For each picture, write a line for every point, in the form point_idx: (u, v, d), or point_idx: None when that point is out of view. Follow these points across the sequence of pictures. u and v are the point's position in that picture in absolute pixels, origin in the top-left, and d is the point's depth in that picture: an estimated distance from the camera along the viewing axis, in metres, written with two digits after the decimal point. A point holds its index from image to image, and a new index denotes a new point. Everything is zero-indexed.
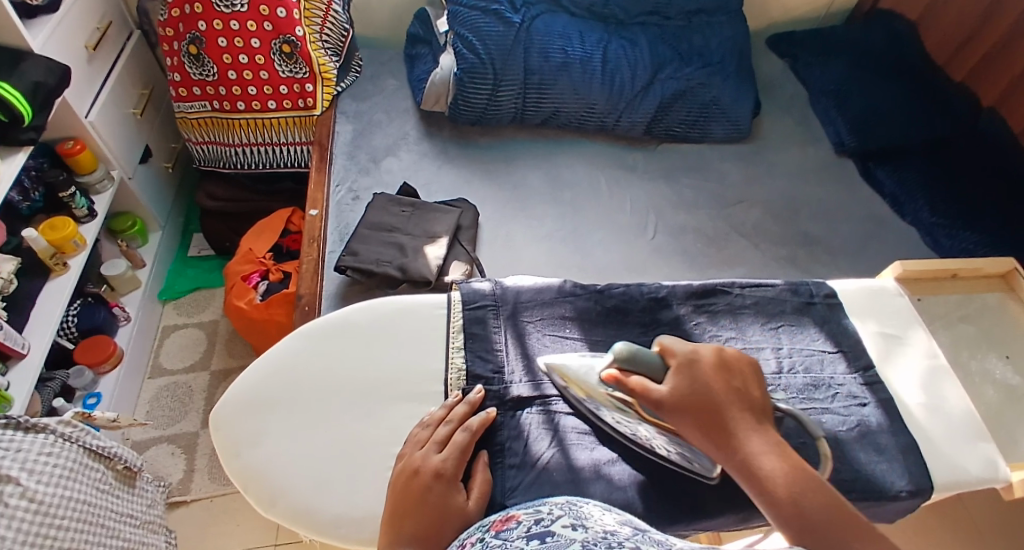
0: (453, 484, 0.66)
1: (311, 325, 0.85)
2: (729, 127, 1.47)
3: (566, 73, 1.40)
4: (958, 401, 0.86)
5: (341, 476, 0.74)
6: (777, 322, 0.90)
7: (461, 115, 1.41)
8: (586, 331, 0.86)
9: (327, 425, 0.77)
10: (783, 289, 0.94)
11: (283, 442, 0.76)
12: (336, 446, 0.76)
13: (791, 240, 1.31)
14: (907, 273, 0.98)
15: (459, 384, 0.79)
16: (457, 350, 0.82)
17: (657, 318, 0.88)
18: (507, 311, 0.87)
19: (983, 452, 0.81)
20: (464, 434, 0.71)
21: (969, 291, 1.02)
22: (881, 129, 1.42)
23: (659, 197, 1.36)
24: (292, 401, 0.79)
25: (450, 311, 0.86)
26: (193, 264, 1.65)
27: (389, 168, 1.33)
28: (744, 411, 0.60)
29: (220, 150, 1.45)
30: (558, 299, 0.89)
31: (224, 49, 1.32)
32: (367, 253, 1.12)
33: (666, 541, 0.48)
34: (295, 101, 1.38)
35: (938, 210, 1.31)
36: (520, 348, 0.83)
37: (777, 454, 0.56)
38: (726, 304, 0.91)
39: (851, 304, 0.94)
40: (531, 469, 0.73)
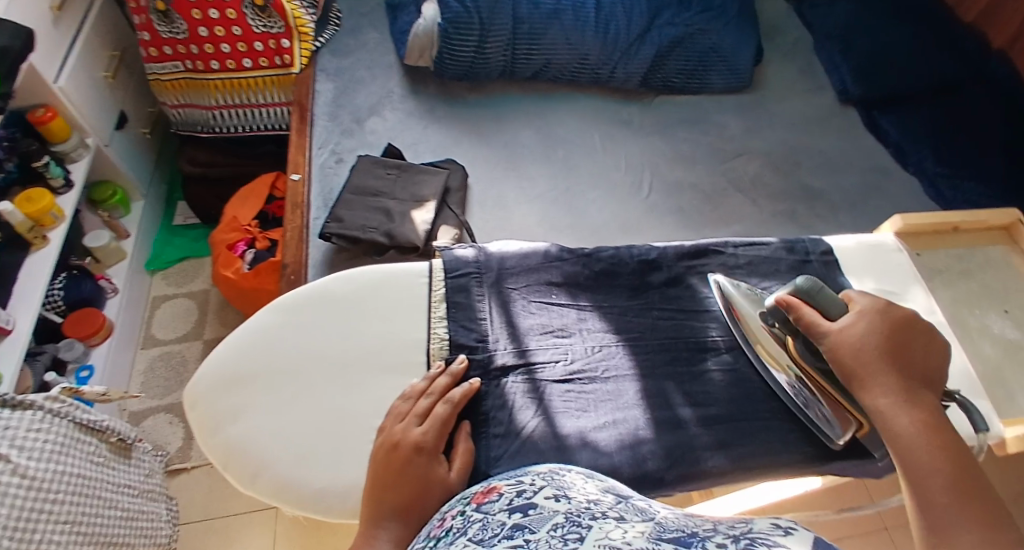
0: (434, 456, 0.65)
1: (286, 299, 0.82)
2: (728, 76, 1.41)
3: (557, 21, 1.33)
4: (959, 360, 0.83)
5: (320, 451, 0.73)
6: (772, 282, 0.87)
7: (448, 69, 1.35)
8: (573, 296, 0.83)
9: (306, 401, 0.75)
10: (779, 246, 0.90)
11: (261, 418, 0.75)
12: (315, 420, 0.74)
13: (787, 193, 1.27)
14: (908, 227, 0.95)
15: (442, 354, 0.77)
16: (440, 320, 0.79)
17: (647, 281, 0.85)
18: (490, 278, 0.83)
19: (979, 410, 0.79)
20: (445, 407, 0.69)
21: (970, 247, 0.98)
22: (886, 74, 1.36)
23: (655, 153, 1.32)
24: (271, 377, 0.77)
25: (432, 279, 0.82)
26: (180, 233, 1.62)
27: (373, 129, 1.28)
28: (898, 367, 0.64)
29: (198, 113, 1.40)
30: (544, 264, 0.85)
31: (193, 4, 1.25)
32: (352, 219, 1.08)
33: (648, 511, 0.47)
34: (271, 58, 1.32)
35: (941, 158, 1.26)
36: (505, 316, 0.80)
37: (915, 411, 0.60)
38: (719, 264, 0.88)
39: (848, 262, 0.90)
40: (516, 439, 0.72)
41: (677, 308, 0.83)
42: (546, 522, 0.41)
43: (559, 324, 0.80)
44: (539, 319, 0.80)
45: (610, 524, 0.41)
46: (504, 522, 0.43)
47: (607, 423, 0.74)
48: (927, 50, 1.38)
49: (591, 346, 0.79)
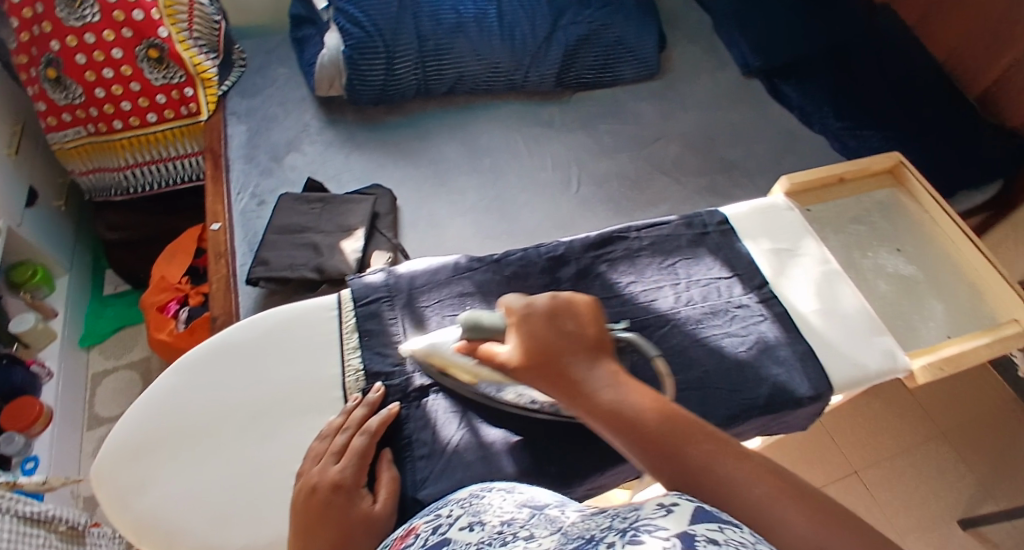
0: (355, 491, 0.62)
1: (188, 357, 0.77)
2: (638, 66, 1.42)
3: (461, 34, 1.32)
4: (853, 300, 0.79)
5: (242, 507, 0.68)
6: (673, 258, 0.83)
7: (361, 96, 1.30)
8: (488, 302, 0.79)
9: (220, 457, 0.71)
10: (677, 224, 0.86)
11: (175, 484, 0.70)
12: (231, 475, 0.70)
13: (711, 168, 1.29)
14: (793, 186, 0.92)
15: (359, 386, 0.73)
16: (353, 350, 0.76)
17: (558, 278, 0.81)
18: (401, 299, 0.79)
19: (881, 347, 0.76)
20: (363, 439, 0.66)
21: (858, 193, 0.95)
22: (785, 42, 1.40)
23: (579, 148, 1.32)
24: (182, 439, 0.72)
25: (341, 310, 0.79)
26: (111, 303, 1.55)
27: (292, 165, 1.24)
28: (579, 351, 0.58)
29: (109, 176, 1.34)
30: (454, 278, 0.81)
31: (85, 66, 1.21)
32: (279, 260, 1.05)
33: (560, 518, 0.46)
34: (176, 109, 1.28)
35: (843, 115, 1.30)
36: (418, 335, 0.76)
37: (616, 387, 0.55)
38: (625, 249, 0.83)
39: (744, 227, 0.87)
40: (441, 456, 0.69)
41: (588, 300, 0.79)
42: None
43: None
44: None
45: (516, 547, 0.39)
46: None
47: (531, 423, 0.71)
48: (822, 13, 1.42)
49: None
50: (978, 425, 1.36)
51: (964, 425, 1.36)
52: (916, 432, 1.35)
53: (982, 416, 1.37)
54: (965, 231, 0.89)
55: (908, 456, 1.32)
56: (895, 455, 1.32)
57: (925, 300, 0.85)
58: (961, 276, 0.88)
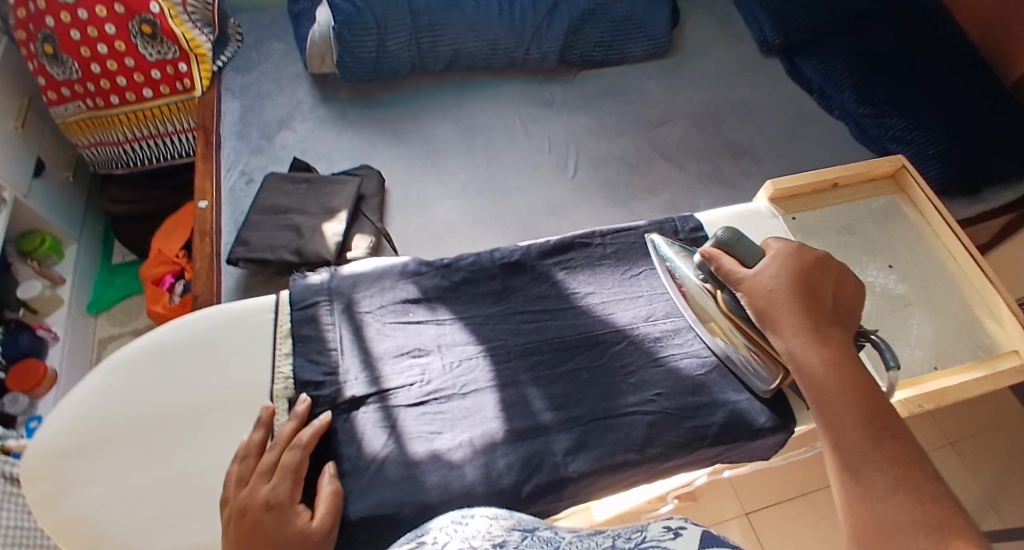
0: (290, 509, 0.59)
1: (119, 355, 0.74)
2: (646, 43, 1.36)
3: (457, 8, 1.25)
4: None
5: (166, 512, 0.65)
6: (636, 267, 0.81)
7: (352, 73, 1.26)
8: (433, 310, 0.76)
9: (148, 459, 0.68)
10: (645, 229, 0.84)
11: (101, 485, 0.67)
12: (157, 478, 0.67)
13: (715, 154, 1.23)
14: (780, 192, 0.88)
15: (286, 394, 0.70)
16: (285, 357, 0.72)
17: (511, 286, 0.78)
18: (344, 303, 0.75)
19: None
20: (295, 453, 0.62)
21: (855, 200, 0.91)
22: (804, 18, 1.31)
23: (580, 129, 1.27)
24: (110, 438, 0.69)
25: (278, 313, 0.75)
26: (119, 272, 1.59)
27: (283, 144, 1.22)
28: (810, 310, 0.62)
29: (109, 151, 1.36)
30: (400, 281, 0.78)
31: (80, 41, 1.21)
32: (259, 241, 1.05)
33: (553, 538, 0.50)
34: (172, 85, 1.28)
35: (864, 96, 1.22)
36: (357, 342, 0.72)
37: (827, 350, 0.59)
38: (585, 257, 0.81)
39: (717, 235, 0.83)
40: (365, 472, 0.64)
41: (540, 310, 0.76)
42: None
43: (416, 343, 0.73)
44: (393, 341, 0.73)
45: None
46: None
47: (465, 438, 0.67)
48: None
49: (451, 361, 0.72)
50: (992, 432, 1.31)
51: (976, 432, 1.31)
52: (925, 437, 1.30)
53: (995, 422, 1.32)
54: (969, 248, 0.84)
55: None
56: None
57: (912, 316, 0.80)
58: (958, 295, 0.82)
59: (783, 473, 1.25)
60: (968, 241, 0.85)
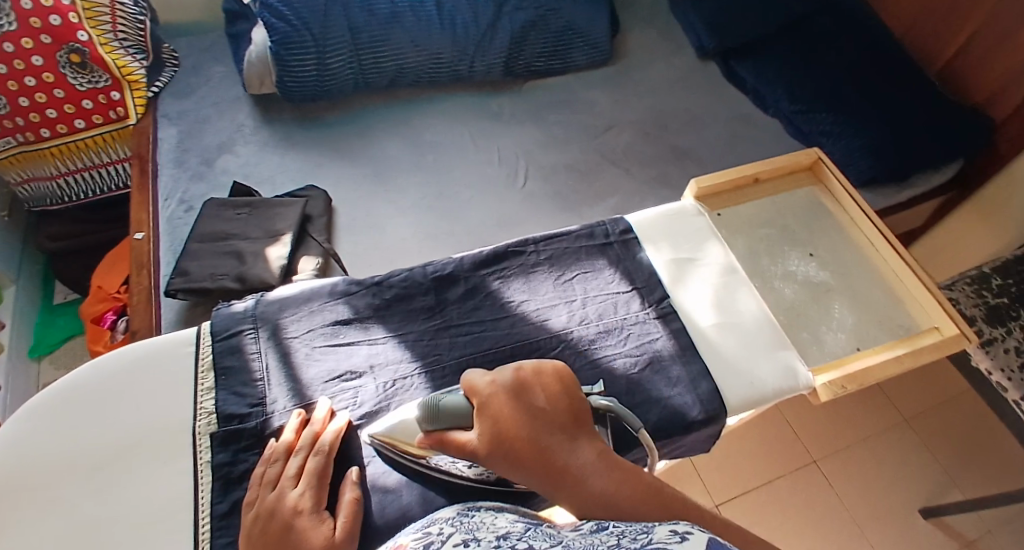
0: (315, 516, 0.58)
1: (27, 405, 0.67)
2: (590, 51, 1.36)
3: (398, 24, 1.24)
4: (753, 308, 0.75)
5: None
6: (571, 272, 0.78)
7: (293, 93, 1.24)
8: (365, 329, 0.73)
9: (61, 512, 0.61)
10: (578, 234, 0.81)
11: (7, 544, 0.60)
12: (72, 532, 0.60)
13: (663, 157, 1.23)
14: (703, 190, 0.86)
15: (208, 431, 0.65)
16: (207, 392, 0.68)
17: (444, 300, 0.76)
18: (269, 330, 0.73)
19: (783, 361, 0.71)
20: (318, 460, 0.62)
21: (777, 193, 0.90)
22: (742, 19, 1.33)
23: (528, 139, 1.26)
24: (18, 492, 0.62)
25: (198, 346, 0.71)
26: (62, 311, 1.53)
27: (224, 168, 1.20)
28: (558, 429, 0.57)
29: (43, 185, 1.31)
30: (328, 303, 0.75)
31: (5, 75, 1.16)
32: (199, 270, 1.01)
33: (556, 534, 0.48)
34: (106, 114, 1.25)
35: (796, 97, 1.23)
36: (285, 369, 0.70)
37: (600, 465, 0.55)
38: (519, 265, 0.79)
39: (647, 234, 0.81)
40: None
41: (475, 323, 0.74)
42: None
43: (348, 366, 0.70)
44: (323, 366, 0.70)
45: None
46: None
47: (401, 461, 0.65)
48: None
49: (385, 382, 0.69)
50: (942, 409, 1.33)
51: (930, 413, 1.32)
52: (879, 419, 1.31)
53: (944, 400, 1.34)
54: (885, 230, 0.84)
55: (867, 442, 1.29)
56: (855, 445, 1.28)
57: (834, 302, 0.80)
58: (879, 279, 0.82)
59: (744, 464, 1.24)
60: (883, 225, 0.84)
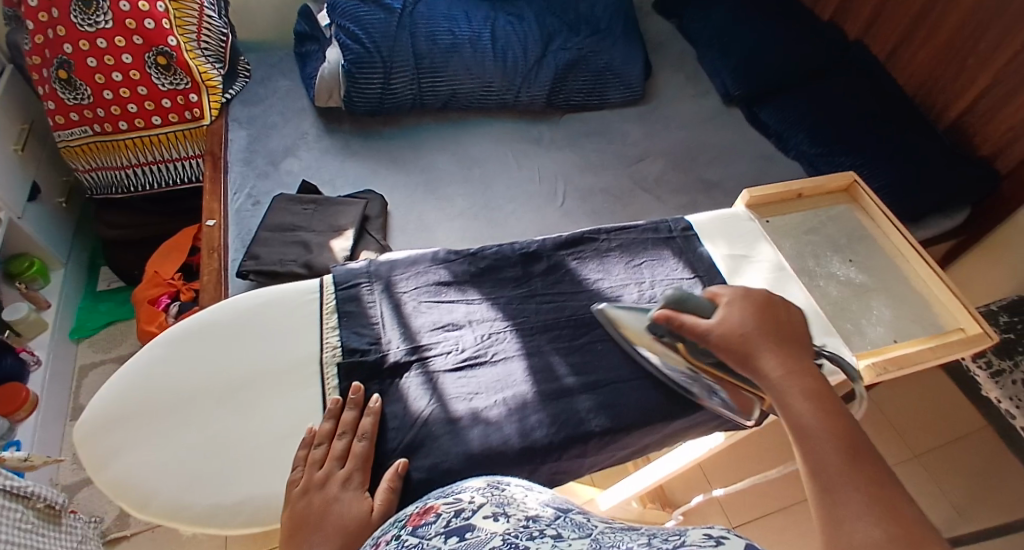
0: (359, 493, 0.64)
1: (171, 332, 0.79)
2: (624, 91, 1.49)
3: (456, 54, 1.37)
4: (801, 300, 0.84)
5: (212, 470, 0.69)
6: (639, 259, 0.87)
7: (358, 107, 1.35)
8: (462, 292, 0.82)
9: (196, 423, 0.71)
10: (644, 228, 0.91)
11: (151, 446, 0.71)
12: (206, 440, 0.70)
13: (690, 188, 1.35)
14: (755, 199, 0.96)
15: (335, 362, 0.74)
16: (332, 330, 0.77)
17: (530, 272, 0.84)
18: (382, 284, 0.82)
19: (828, 345, 0.79)
20: (363, 443, 0.67)
21: (815, 208, 1.00)
22: (762, 74, 1.48)
23: (567, 164, 1.38)
24: (161, 403, 0.73)
25: (322, 294, 0.80)
26: (105, 298, 1.59)
27: (288, 169, 1.29)
28: (777, 344, 0.61)
29: (111, 175, 1.40)
30: (431, 267, 0.84)
31: (95, 69, 1.27)
32: (269, 255, 1.09)
33: (586, 524, 0.50)
34: (181, 113, 1.34)
35: (816, 141, 1.37)
36: (397, 317, 0.79)
37: (807, 384, 0.57)
38: (594, 250, 0.88)
39: (705, 232, 0.91)
40: (411, 427, 0.70)
41: (557, 293, 0.83)
42: (483, 546, 0.44)
43: (450, 319, 0.79)
44: (430, 317, 0.79)
45: (547, 543, 0.44)
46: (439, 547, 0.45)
47: (496, 399, 0.73)
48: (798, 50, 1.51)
49: (482, 334, 0.78)
50: (954, 446, 1.42)
51: (935, 446, 1.42)
52: (892, 455, 1.41)
53: (955, 438, 1.43)
54: (914, 245, 0.94)
55: None
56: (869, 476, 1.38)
57: (874, 302, 0.89)
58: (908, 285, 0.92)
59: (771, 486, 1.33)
60: (911, 236, 0.94)
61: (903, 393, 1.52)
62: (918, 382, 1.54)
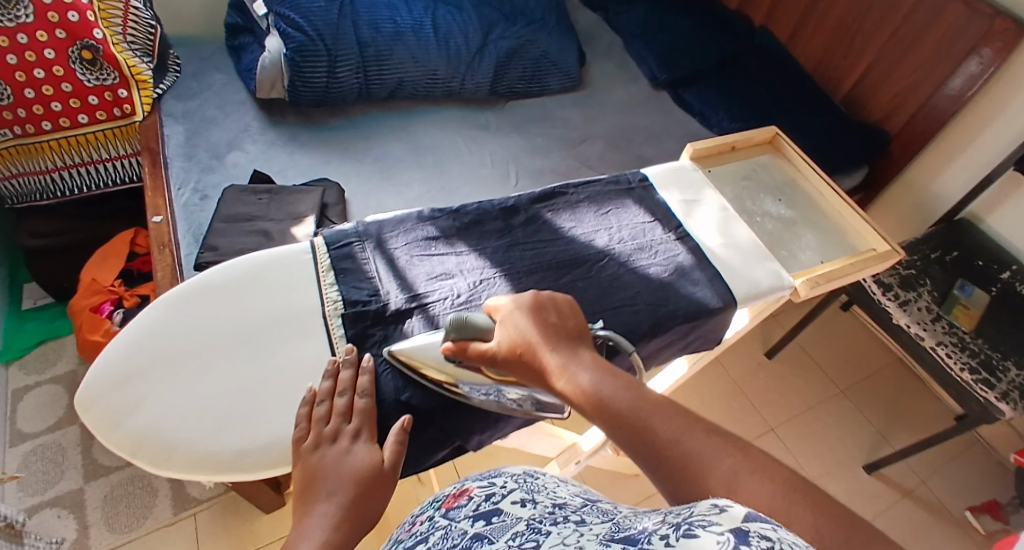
0: (368, 443, 0.63)
1: (167, 292, 0.76)
2: (562, 78, 1.56)
3: (400, 42, 1.39)
4: (745, 235, 0.91)
5: (237, 417, 0.69)
6: (607, 207, 0.93)
7: (302, 97, 1.34)
8: (451, 245, 0.85)
9: (210, 376, 0.71)
10: (607, 181, 0.96)
11: (166, 402, 0.69)
12: (224, 391, 0.70)
13: (634, 163, 1.43)
14: (697, 152, 1.04)
15: (338, 314, 0.76)
16: (330, 286, 0.78)
17: (512, 223, 0.88)
18: (373, 241, 0.83)
19: (770, 269, 0.87)
20: (364, 400, 0.67)
21: (747, 158, 1.09)
22: (683, 59, 1.60)
23: (515, 147, 1.42)
24: (170, 361, 0.71)
25: (315, 254, 0.80)
26: (32, 316, 1.48)
27: (234, 163, 1.26)
28: (564, 340, 0.61)
29: (33, 180, 1.32)
30: (419, 223, 0.86)
31: (16, 66, 1.19)
32: (229, 245, 1.07)
33: (611, 510, 0.51)
34: (110, 110, 1.29)
35: (734, 116, 1.48)
36: (393, 270, 0.80)
37: (595, 370, 0.58)
38: (566, 202, 0.93)
39: (659, 181, 0.98)
40: (420, 366, 0.72)
41: (538, 241, 0.86)
42: (506, 531, 0.46)
43: (442, 269, 0.81)
44: (424, 268, 0.81)
45: (568, 527, 0.46)
46: (466, 532, 0.47)
47: None
48: (713, 36, 1.64)
49: (474, 280, 0.80)
50: (872, 379, 1.58)
51: (859, 380, 1.58)
52: (821, 391, 1.55)
53: (874, 373, 1.59)
54: (829, 184, 1.04)
55: (816, 411, 1.51)
56: (803, 411, 1.51)
57: (800, 233, 0.99)
58: (826, 217, 1.02)
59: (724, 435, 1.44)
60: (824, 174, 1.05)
61: (824, 335, 1.65)
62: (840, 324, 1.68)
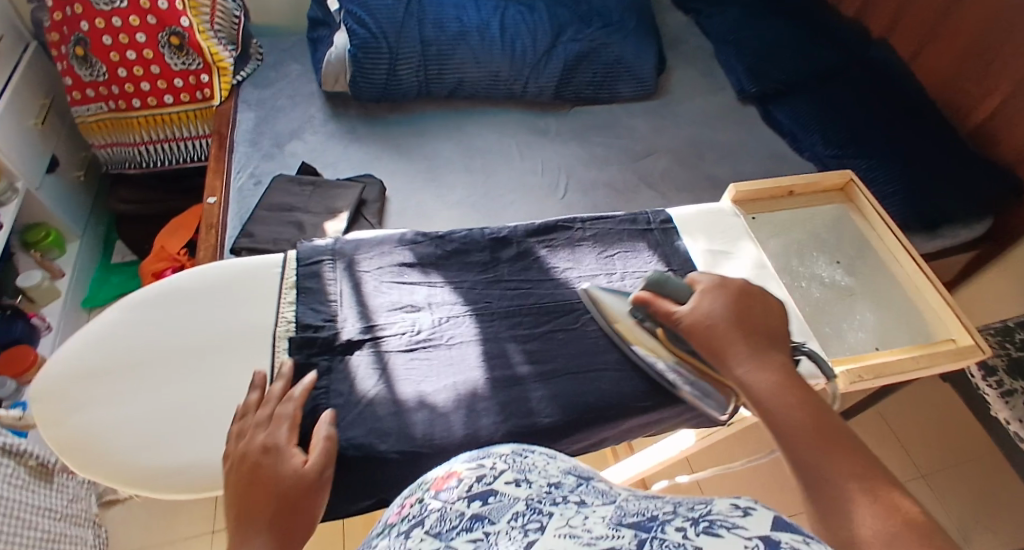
0: (286, 450, 0.62)
1: (136, 297, 0.84)
2: (635, 85, 1.47)
3: (463, 42, 1.37)
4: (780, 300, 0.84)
5: (166, 432, 0.74)
6: (612, 249, 0.90)
7: (364, 93, 1.36)
8: (426, 274, 0.86)
9: (151, 386, 0.77)
10: (622, 220, 0.93)
11: (107, 406, 0.75)
12: (161, 404, 0.75)
13: (697, 184, 1.33)
14: (742, 195, 0.95)
15: (287, 334, 0.79)
16: (288, 305, 0.81)
17: (498, 257, 0.88)
18: (344, 262, 0.86)
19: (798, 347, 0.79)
20: (289, 406, 0.68)
21: (807, 206, 0.97)
22: (774, 68, 1.45)
23: (571, 156, 1.36)
24: (120, 365, 0.78)
25: (285, 268, 0.85)
26: (117, 271, 1.62)
27: (292, 152, 1.31)
28: (762, 338, 0.64)
29: (126, 151, 1.43)
30: (397, 247, 0.88)
31: (111, 47, 1.30)
32: (264, 234, 1.11)
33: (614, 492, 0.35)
34: (192, 93, 1.37)
35: (832, 142, 1.33)
36: (357, 296, 0.83)
37: (776, 374, 0.60)
38: (567, 238, 0.91)
39: (688, 225, 0.92)
40: (356, 406, 0.73)
41: (523, 279, 0.86)
42: (508, 512, 0.31)
43: (408, 301, 0.83)
44: (389, 298, 0.83)
45: (576, 509, 0.31)
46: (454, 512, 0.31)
47: (449, 382, 0.76)
48: (814, 50, 1.48)
49: (440, 316, 0.81)
50: (959, 466, 1.39)
51: (944, 466, 1.39)
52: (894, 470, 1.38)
53: (965, 461, 1.39)
54: (911, 253, 0.91)
55: None
56: None
57: (857, 307, 0.88)
58: (902, 292, 0.90)
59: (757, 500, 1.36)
60: (906, 242, 0.92)
61: (910, 408, 1.48)
62: (931, 397, 1.50)
